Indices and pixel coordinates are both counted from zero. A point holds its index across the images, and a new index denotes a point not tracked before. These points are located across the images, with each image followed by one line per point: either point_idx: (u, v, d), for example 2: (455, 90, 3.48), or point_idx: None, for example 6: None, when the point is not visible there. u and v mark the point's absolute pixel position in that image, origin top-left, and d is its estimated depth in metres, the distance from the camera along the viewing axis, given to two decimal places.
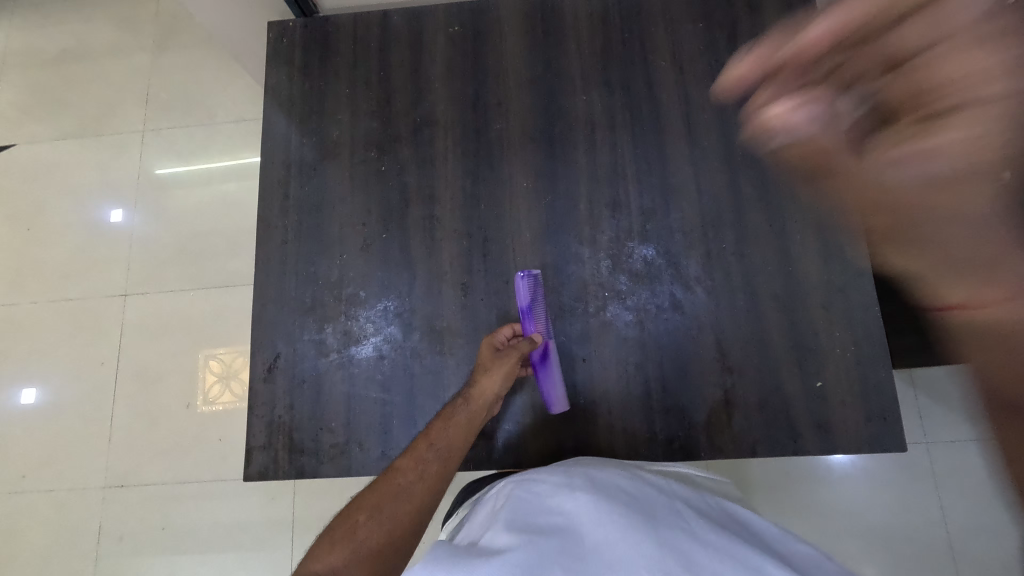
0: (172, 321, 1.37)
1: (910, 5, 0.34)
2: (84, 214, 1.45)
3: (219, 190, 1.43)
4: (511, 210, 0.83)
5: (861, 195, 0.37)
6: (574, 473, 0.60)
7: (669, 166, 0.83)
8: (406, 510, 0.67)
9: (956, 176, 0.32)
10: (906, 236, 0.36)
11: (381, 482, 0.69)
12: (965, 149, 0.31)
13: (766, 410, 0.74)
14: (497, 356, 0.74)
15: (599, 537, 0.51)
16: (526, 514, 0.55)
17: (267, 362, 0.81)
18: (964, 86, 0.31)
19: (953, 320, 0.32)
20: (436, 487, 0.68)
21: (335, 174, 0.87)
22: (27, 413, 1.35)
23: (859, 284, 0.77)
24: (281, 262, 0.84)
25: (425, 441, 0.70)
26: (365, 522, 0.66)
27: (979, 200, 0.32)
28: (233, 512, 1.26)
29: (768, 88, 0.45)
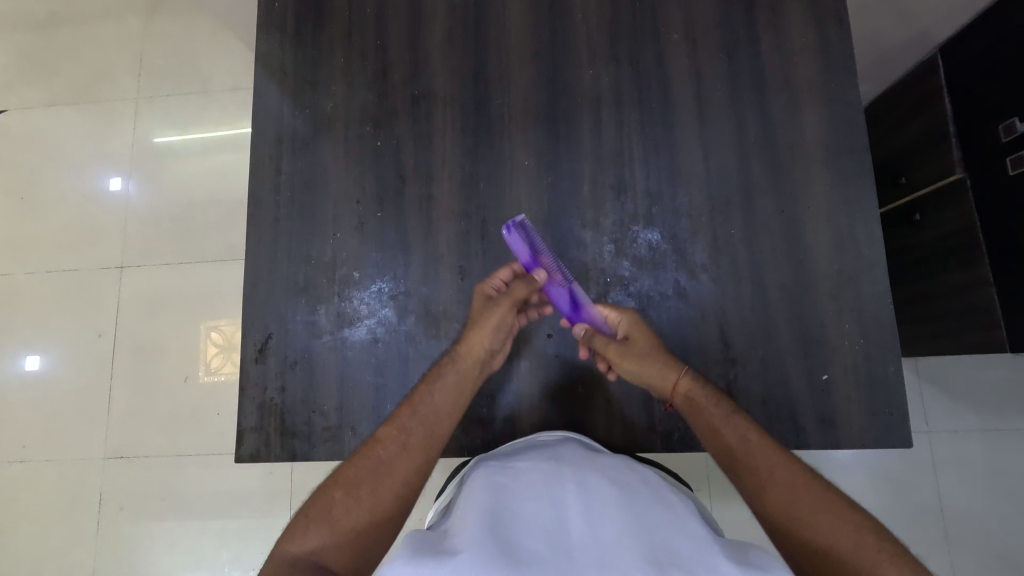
0: (169, 294, 1.35)
1: (714, 396, 0.67)
2: (78, 184, 1.42)
3: (216, 161, 1.39)
4: (512, 191, 0.80)
5: (716, 420, 0.66)
6: (559, 461, 0.57)
7: (678, 146, 0.79)
8: (388, 484, 0.64)
9: (757, 451, 0.64)
10: (752, 478, 0.63)
11: (359, 455, 0.65)
12: (761, 456, 0.63)
13: (769, 403, 0.72)
14: (489, 308, 0.70)
15: (588, 524, 0.48)
16: (508, 498, 0.52)
17: (258, 343, 0.79)
18: (739, 439, 0.65)
19: (804, 537, 0.59)
20: (422, 457, 0.66)
21: (329, 149, 0.83)
22: (27, 383, 1.34)
23: (872, 274, 0.74)
24: (273, 241, 0.81)
25: (408, 408, 0.67)
26: (343, 499, 0.62)
27: (789, 471, 0.62)
28: (232, 485, 1.27)
29: (623, 345, 0.71)
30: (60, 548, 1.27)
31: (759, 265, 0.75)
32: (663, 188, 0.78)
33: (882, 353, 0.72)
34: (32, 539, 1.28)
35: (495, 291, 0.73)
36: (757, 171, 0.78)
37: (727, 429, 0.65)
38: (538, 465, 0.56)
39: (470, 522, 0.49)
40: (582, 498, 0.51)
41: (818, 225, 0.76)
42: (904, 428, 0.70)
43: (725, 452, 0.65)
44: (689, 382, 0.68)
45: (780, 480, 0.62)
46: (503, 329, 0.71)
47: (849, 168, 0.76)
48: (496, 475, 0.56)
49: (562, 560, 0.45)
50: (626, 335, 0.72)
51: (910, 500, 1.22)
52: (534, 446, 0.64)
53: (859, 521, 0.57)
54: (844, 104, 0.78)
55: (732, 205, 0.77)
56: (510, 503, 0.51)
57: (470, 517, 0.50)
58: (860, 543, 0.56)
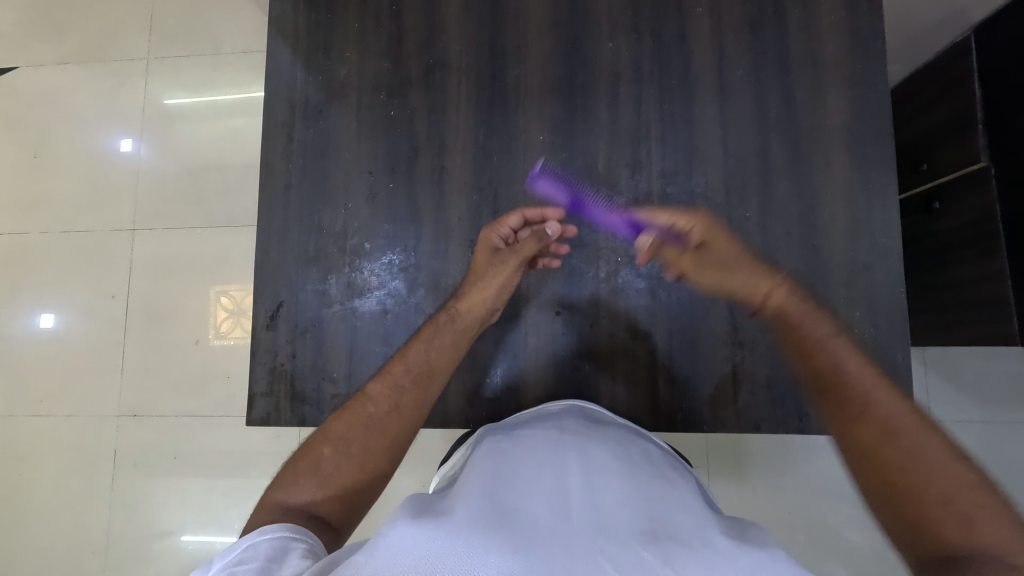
0: (181, 257, 1.36)
1: (813, 312, 0.62)
2: (90, 144, 1.42)
3: (227, 125, 1.38)
4: (525, 166, 0.79)
5: (812, 335, 0.61)
6: (563, 430, 0.59)
7: (696, 126, 0.78)
8: (378, 441, 0.61)
9: (854, 377, 0.57)
10: (841, 409, 0.57)
11: (349, 410, 0.63)
12: (858, 381, 0.57)
13: (774, 387, 0.73)
14: (492, 262, 0.71)
15: (589, 490, 0.48)
16: (509, 467, 0.52)
17: (270, 310, 0.80)
18: (836, 360, 0.59)
19: (897, 479, 0.51)
20: (414, 414, 0.64)
21: (342, 117, 0.82)
22: (44, 339, 1.37)
23: (887, 263, 0.73)
24: (285, 208, 0.81)
25: (400, 362, 0.65)
26: (332, 454, 0.59)
27: (890, 402, 0.55)
28: (241, 445, 1.30)
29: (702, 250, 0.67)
30: (76, 499, 1.32)
31: (773, 250, 0.75)
32: (678, 167, 0.77)
33: (891, 342, 0.72)
34: (49, 490, 1.32)
35: (500, 240, 0.73)
36: (776, 155, 0.76)
37: (824, 350, 0.60)
38: (539, 440, 0.57)
39: (473, 488, 0.48)
40: (582, 468, 0.51)
41: (835, 211, 0.74)
42: None
43: (816, 375, 0.60)
44: (782, 295, 0.64)
45: (875, 416, 0.54)
46: (506, 283, 0.71)
47: (871, 154, 0.75)
48: (496, 450, 0.56)
49: (568, 518, 0.44)
50: (701, 241, 0.68)
51: None
52: (532, 420, 0.64)
53: (968, 475, 0.49)
54: (870, 87, 0.75)
55: (749, 188, 0.76)
56: (512, 472, 0.51)
57: (472, 484, 0.49)
58: (963, 492, 0.48)
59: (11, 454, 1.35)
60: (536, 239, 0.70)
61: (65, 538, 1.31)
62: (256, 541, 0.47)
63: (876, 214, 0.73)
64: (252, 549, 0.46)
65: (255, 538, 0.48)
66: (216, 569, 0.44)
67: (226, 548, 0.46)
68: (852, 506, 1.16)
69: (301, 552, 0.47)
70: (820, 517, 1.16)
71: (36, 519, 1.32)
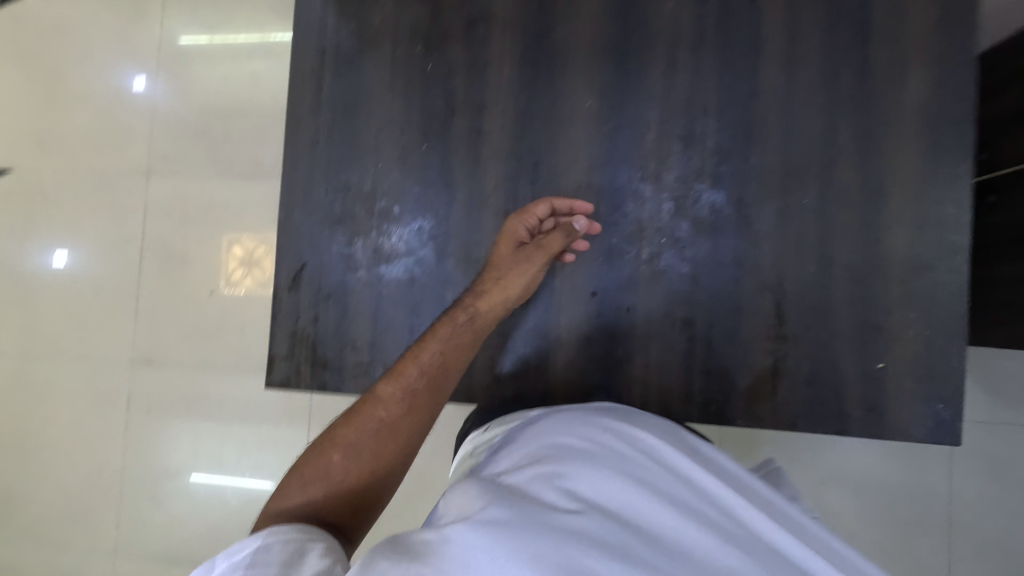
0: (197, 203, 1.32)
1: None
2: (105, 81, 1.36)
3: (246, 69, 1.31)
4: (569, 134, 0.74)
5: None
6: (630, 422, 0.52)
7: (759, 100, 0.71)
8: (391, 444, 0.56)
9: None
10: None
11: (359, 413, 0.58)
12: None
13: (815, 385, 0.69)
14: (516, 257, 0.68)
15: (667, 504, 0.43)
16: (579, 458, 0.46)
17: (292, 271, 0.77)
18: None
19: None
20: (426, 416, 0.59)
21: (374, 69, 0.77)
22: (60, 278, 1.36)
23: (951, 262, 0.68)
24: (311, 164, 0.77)
25: (412, 364, 0.60)
26: (341, 459, 0.55)
27: None
28: (253, 396, 1.29)
29: None
30: (91, 441, 1.33)
31: (829, 241, 0.70)
32: (735, 145, 0.71)
33: (947, 346, 0.67)
34: (64, 431, 1.34)
35: (524, 233, 0.70)
36: (843, 137, 0.70)
37: None
38: (607, 427, 0.51)
39: (541, 487, 0.43)
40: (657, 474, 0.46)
41: (902, 203, 0.69)
42: (955, 424, 0.67)
43: None
44: None
45: None
46: (530, 278, 0.68)
47: (949, 142, 0.68)
48: (560, 432, 0.50)
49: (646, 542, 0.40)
50: None
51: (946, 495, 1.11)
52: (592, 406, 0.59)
53: None
54: (956, 66, 0.69)
55: (810, 171, 0.70)
56: (582, 464, 0.45)
57: (538, 478, 0.44)
58: None
59: (26, 393, 1.35)
60: (564, 232, 0.69)
61: (80, 477, 1.33)
62: (270, 542, 0.44)
63: (945, 209, 0.68)
64: (265, 550, 0.43)
65: (273, 535, 0.45)
66: (223, 568, 0.42)
67: (240, 542, 0.44)
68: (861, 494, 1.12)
69: (320, 554, 0.44)
70: (829, 505, 1.12)
71: (51, 458, 1.34)
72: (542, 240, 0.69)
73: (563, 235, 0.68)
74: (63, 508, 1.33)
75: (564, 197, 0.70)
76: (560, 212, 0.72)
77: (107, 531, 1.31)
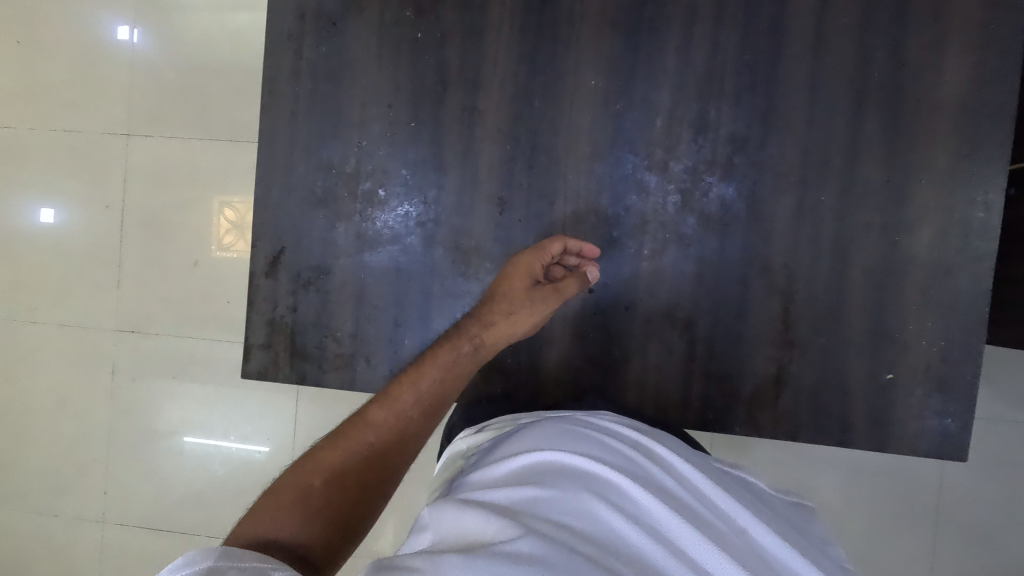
0: (186, 162, 1.13)
1: None
2: (83, 25, 1.15)
3: (229, 22, 1.11)
4: (570, 115, 0.67)
5: None
6: (635, 459, 0.47)
7: (779, 85, 0.65)
8: (377, 474, 0.49)
9: None
10: None
11: (344, 436, 0.50)
12: None
13: (820, 395, 0.66)
14: (531, 295, 0.61)
15: (682, 560, 0.39)
16: (591, 494, 0.41)
17: (269, 255, 0.71)
18: None
19: None
20: (418, 447, 0.52)
21: (361, 35, 0.70)
22: (42, 235, 1.18)
23: (975, 269, 0.63)
24: (290, 139, 0.71)
25: (409, 388, 0.53)
26: (322, 487, 0.46)
27: None
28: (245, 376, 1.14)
29: None
30: (72, 434, 1.19)
31: (845, 242, 0.65)
32: (752, 133, 0.65)
33: (962, 358, 0.64)
34: (41, 417, 1.20)
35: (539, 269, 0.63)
36: (869, 128, 0.64)
37: None
38: (622, 463, 0.46)
39: (546, 525, 0.38)
40: (676, 519, 0.41)
41: (927, 203, 0.64)
42: (964, 438, 0.64)
43: None
44: None
45: None
46: (540, 320, 0.61)
47: (982, 137, 0.63)
48: (571, 457, 0.45)
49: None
50: None
51: (970, 504, 0.98)
52: (597, 418, 0.54)
53: None
54: (997, 53, 0.62)
55: (829, 165, 0.65)
56: (593, 500, 0.41)
57: (547, 514, 0.39)
58: None
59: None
60: (579, 279, 0.63)
61: (61, 467, 1.20)
62: (224, 565, 0.36)
63: (971, 212, 0.63)
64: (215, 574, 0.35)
65: (237, 555, 0.37)
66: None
67: (198, 555, 0.37)
68: (853, 487, 0.99)
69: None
70: (841, 521, 0.99)
71: (24, 445, 1.21)
72: (558, 283, 0.62)
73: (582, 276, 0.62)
74: (44, 495, 1.21)
75: (579, 240, 0.65)
76: (570, 253, 0.66)
77: (92, 517, 1.20)
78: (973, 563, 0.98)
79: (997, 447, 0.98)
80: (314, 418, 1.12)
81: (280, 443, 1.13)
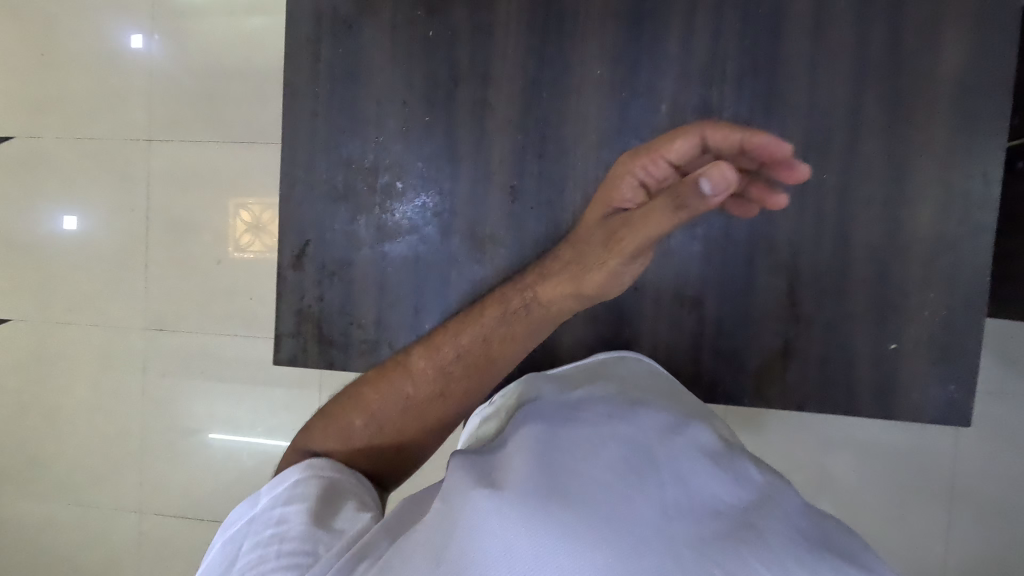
0: (205, 165, 1.18)
1: None
2: (105, 36, 1.19)
3: (244, 26, 1.14)
4: (578, 105, 0.70)
5: None
6: (613, 399, 0.52)
7: (780, 68, 0.67)
8: (412, 419, 0.61)
9: None
10: None
11: (391, 380, 0.62)
12: None
13: (825, 367, 0.68)
14: (597, 226, 0.60)
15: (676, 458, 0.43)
16: (583, 430, 0.46)
17: (295, 248, 0.75)
18: None
19: None
20: (455, 400, 0.61)
21: (374, 36, 0.73)
22: (74, 241, 1.23)
23: (976, 241, 0.65)
24: (311, 137, 0.74)
25: (450, 343, 0.62)
26: (363, 425, 0.60)
27: None
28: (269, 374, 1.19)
29: None
30: (109, 428, 1.25)
31: (847, 218, 0.67)
32: (754, 116, 0.68)
33: (964, 329, 0.66)
34: (79, 415, 1.26)
35: (630, 190, 0.57)
36: (870, 107, 0.66)
37: None
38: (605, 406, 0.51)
39: (553, 457, 0.41)
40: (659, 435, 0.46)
41: (928, 178, 0.66)
42: (967, 405, 0.66)
43: None
44: None
45: None
46: (614, 256, 0.56)
47: (981, 111, 0.64)
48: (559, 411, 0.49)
49: (666, 514, 0.36)
50: None
51: (982, 476, 0.99)
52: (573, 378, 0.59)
53: None
54: (994, 28, 0.64)
55: (830, 144, 0.67)
56: (589, 443, 0.44)
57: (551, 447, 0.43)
58: None
59: (35, 379, 1.27)
60: (666, 204, 0.50)
61: (99, 460, 1.26)
62: (311, 474, 0.54)
63: (971, 184, 0.65)
64: (305, 483, 0.52)
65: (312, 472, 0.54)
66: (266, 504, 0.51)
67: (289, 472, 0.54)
68: (865, 461, 1.01)
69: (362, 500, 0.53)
70: (852, 493, 1.01)
71: (63, 441, 1.27)
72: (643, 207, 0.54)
73: (690, 203, 0.48)
74: (84, 486, 1.27)
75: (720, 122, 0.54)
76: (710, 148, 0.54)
77: (130, 507, 1.26)
78: (985, 536, 1.00)
79: (1009, 420, 0.99)
80: None
81: None
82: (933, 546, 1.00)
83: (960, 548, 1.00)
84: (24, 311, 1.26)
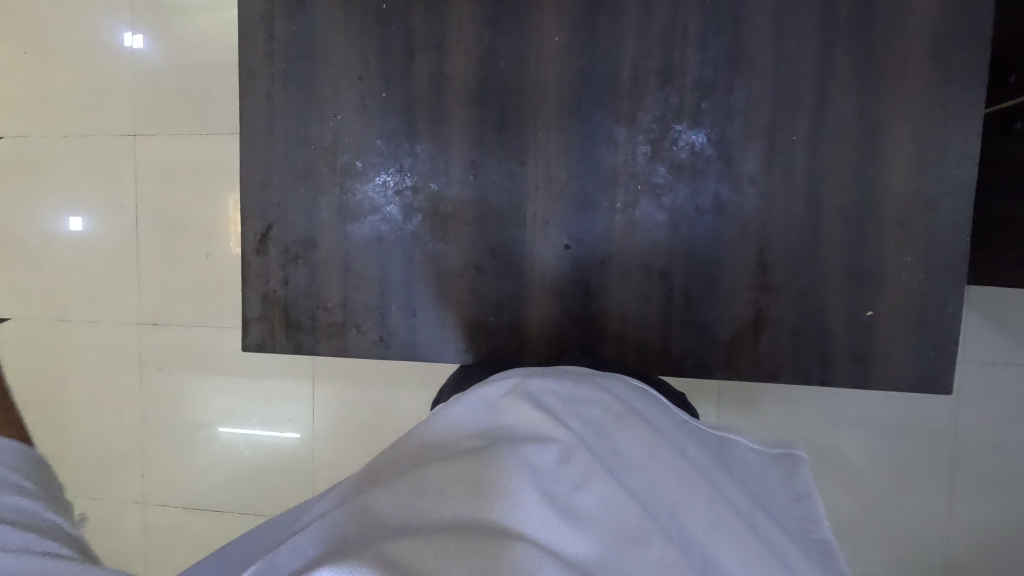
0: (188, 157, 1.16)
1: None
2: (82, 30, 1.17)
3: (216, 13, 1.12)
4: (537, 74, 0.68)
5: None
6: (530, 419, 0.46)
7: (744, 25, 0.64)
8: None
9: None
10: None
11: None
12: None
13: (800, 336, 0.66)
14: None
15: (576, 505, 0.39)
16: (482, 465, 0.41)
17: (259, 232, 0.75)
18: None
19: None
20: None
21: (327, 11, 0.71)
22: (70, 238, 1.21)
23: (953, 201, 0.62)
24: (269, 120, 0.73)
25: None
26: None
27: None
28: (268, 369, 1.16)
29: None
30: (107, 425, 1.23)
31: (818, 181, 0.64)
32: (718, 78, 0.65)
33: (942, 292, 0.63)
34: (72, 413, 1.24)
35: None
36: (839, 64, 0.63)
37: None
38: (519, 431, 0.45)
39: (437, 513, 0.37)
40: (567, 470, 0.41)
41: (902, 136, 0.63)
42: (947, 370, 0.64)
43: None
44: None
45: None
46: None
47: (954, 62, 0.61)
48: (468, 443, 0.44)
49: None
50: None
51: (982, 447, 0.96)
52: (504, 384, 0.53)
53: None
54: None
55: (799, 104, 0.64)
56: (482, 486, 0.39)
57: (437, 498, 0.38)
58: None
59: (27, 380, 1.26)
60: None
61: (99, 457, 1.24)
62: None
63: (947, 142, 0.62)
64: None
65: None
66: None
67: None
68: (858, 436, 0.99)
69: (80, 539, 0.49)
70: (846, 469, 0.99)
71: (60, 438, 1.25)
72: None
73: None
74: (83, 482, 1.25)
75: None
76: None
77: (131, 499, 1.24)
78: (988, 508, 0.97)
79: (1011, 390, 0.95)
80: (329, 402, 1.14)
81: (300, 424, 1.15)
82: (933, 519, 0.98)
83: (961, 521, 0.97)
84: (16, 312, 1.24)
